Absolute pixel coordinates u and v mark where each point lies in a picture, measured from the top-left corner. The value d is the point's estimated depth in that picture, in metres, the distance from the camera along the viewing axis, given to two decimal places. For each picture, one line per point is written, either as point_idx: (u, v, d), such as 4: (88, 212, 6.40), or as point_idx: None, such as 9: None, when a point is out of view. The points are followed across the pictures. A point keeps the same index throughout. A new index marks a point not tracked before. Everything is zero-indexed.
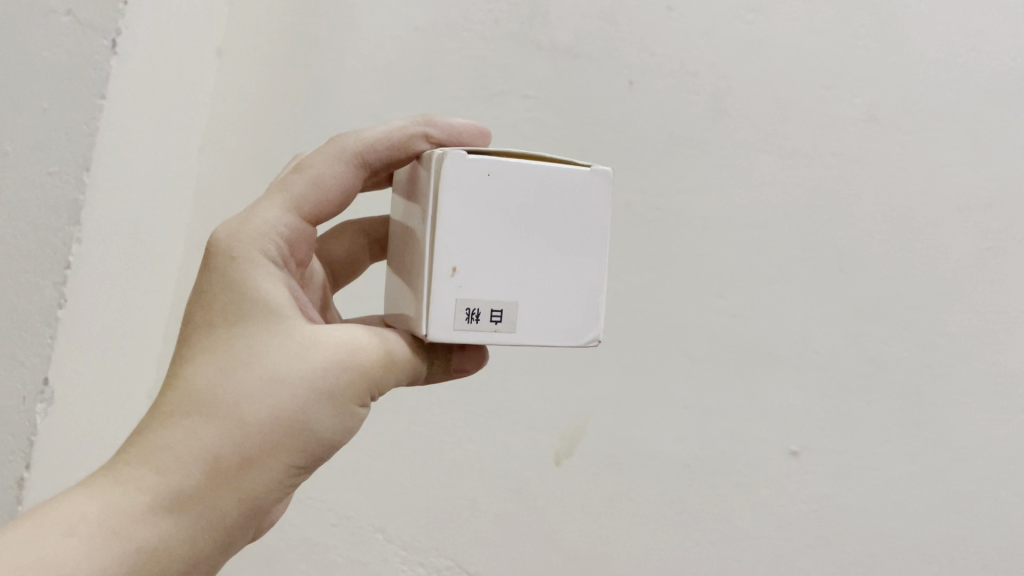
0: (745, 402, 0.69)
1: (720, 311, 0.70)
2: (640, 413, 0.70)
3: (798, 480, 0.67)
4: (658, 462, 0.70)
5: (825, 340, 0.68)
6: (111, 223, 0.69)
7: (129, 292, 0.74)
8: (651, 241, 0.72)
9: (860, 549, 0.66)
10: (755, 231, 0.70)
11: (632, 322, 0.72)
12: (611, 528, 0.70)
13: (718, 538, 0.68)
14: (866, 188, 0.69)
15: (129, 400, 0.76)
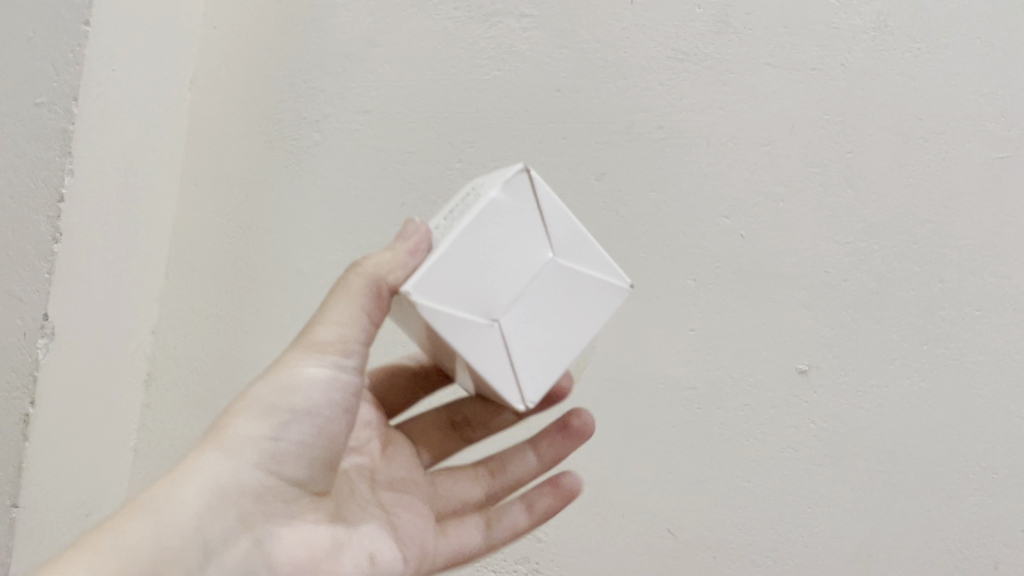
0: (752, 328, 0.68)
1: (726, 232, 0.69)
2: (646, 336, 0.69)
3: (806, 401, 0.66)
4: (664, 386, 0.69)
5: (831, 260, 0.67)
6: (105, 155, 0.67)
7: (128, 228, 0.73)
8: (654, 161, 0.71)
9: (870, 467, 0.65)
10: (761, 147, 0.69)
11: (637, 243, 0.70)
12: (618, 453, 0.69)
13: (721, 461, 0.67)
14: (876, 100, 0.67)
15: (131, 338, 0.77)
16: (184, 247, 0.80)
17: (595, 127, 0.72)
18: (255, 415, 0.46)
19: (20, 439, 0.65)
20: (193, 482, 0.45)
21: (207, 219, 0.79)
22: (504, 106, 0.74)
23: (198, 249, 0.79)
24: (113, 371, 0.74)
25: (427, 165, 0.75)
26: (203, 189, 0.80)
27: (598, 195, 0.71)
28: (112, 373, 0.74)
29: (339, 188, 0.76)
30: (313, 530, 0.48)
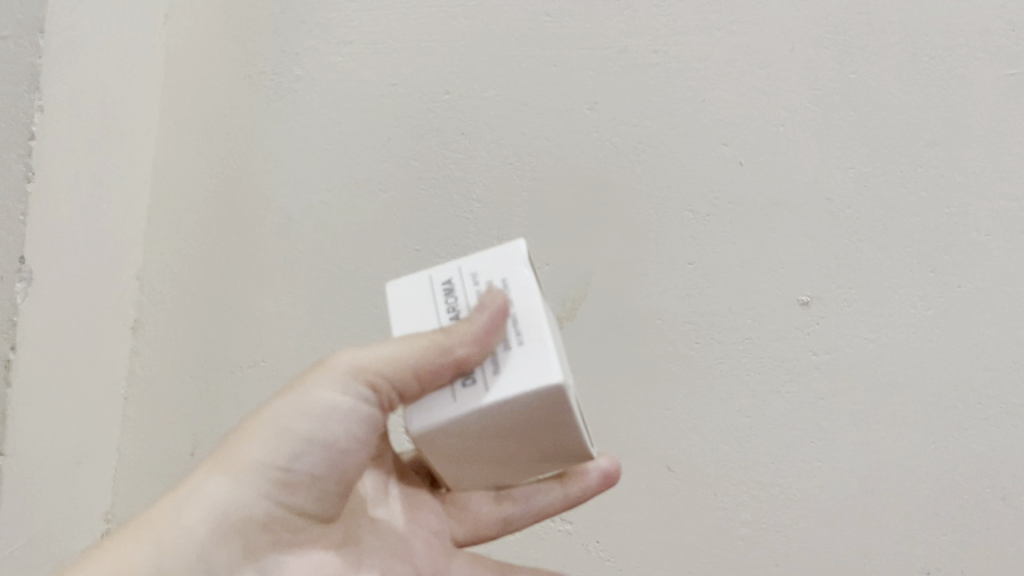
0: (715, 278, 0.78)
1: (727, 164, 0.77)
2: (641, 275, 0.79)
3: (799, 326, 0.75)
4: (660, 321, 0.78)
5: (806, 173, 0.76)
6: (77, 91, 0.76)
7: (104, 171, 0.83)
8: (619, 89, 0.80)
9: (864, 407, 0.74)
10: (729, 75, 0.78)
11: (630, 175, 0.80)
12: (633, 387, 0.79)
13: (719, 403, 0.77)
14: (818, 14, 0.76)
15: (118, 277, 0.89)
16: (179, 243, 0.93)
17: (576, 60, 0.82)
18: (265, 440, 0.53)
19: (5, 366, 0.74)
20: (182, 503, 0.53)
21: (219, 218, 0.91)
22: (493, 45, 0.84)
23: (195, 183, 0.92)
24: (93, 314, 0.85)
25: (416, 117, 0.87)
26: (206, 144, 0.92)
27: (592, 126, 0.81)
28: (99, 352, 0.88)
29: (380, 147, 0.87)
30: (317, 556, 0.56)
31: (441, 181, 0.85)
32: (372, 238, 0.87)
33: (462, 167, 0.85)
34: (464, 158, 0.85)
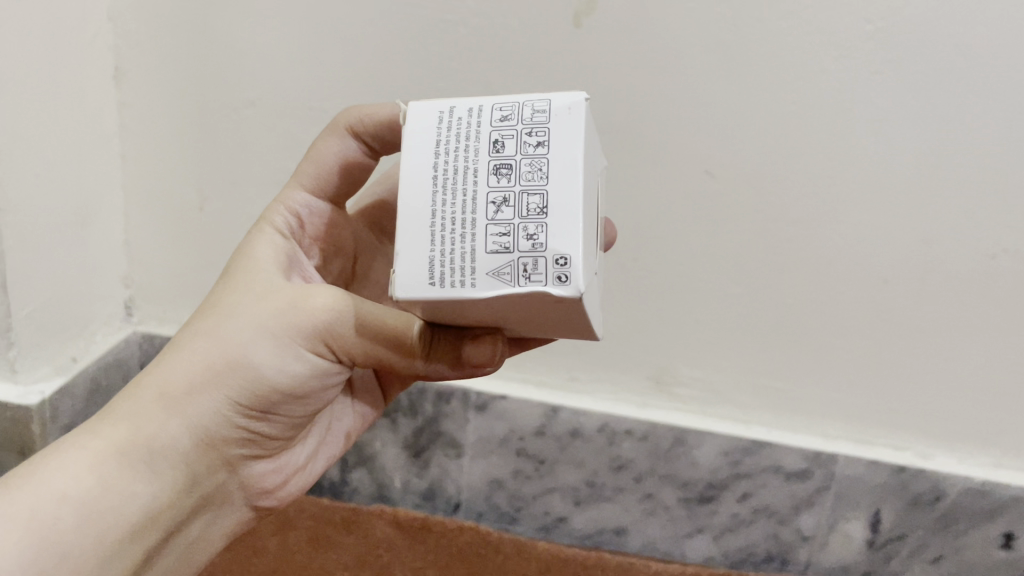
0: (825, 250, 0.59)
1: (813, 278, 0.60)
2: (665, 366, 0.65)
3: (864, 343, 0.61)
4: (670, 476, 0.66)
5: (895, 350, 0.61)
6: (33, 198, 0.58)
7: (86, 263, 0.65)
8: (689, 271, 0.62)
9: (899, 497, 0.63)
10: (839, 239, 0.59)
11: (682, 271, 0.62)
12: (633, 464, 0.67)
13: (731, 496, 0.66)
14: (981, 141, 0.55)
15: (115, 367, 0.68)
16: (188, 131, 0.64)
17: (655, 104, 0.58)
18: (177, 377, 0.39)
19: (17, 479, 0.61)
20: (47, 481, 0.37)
21: (263, 148, 0.64)
22: (545, 52, 0.57)
23: (180, 238, 0.68)
24: (101, 404, 0.67)
25: None
26: (158, 115, 0.65)
27: (653, 194, 0.60)
28: (79, 305, 0.65)
29: None
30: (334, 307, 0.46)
31: None
32: (369, 74, 0.60)
33: None
34: (648, 79, 0.57)
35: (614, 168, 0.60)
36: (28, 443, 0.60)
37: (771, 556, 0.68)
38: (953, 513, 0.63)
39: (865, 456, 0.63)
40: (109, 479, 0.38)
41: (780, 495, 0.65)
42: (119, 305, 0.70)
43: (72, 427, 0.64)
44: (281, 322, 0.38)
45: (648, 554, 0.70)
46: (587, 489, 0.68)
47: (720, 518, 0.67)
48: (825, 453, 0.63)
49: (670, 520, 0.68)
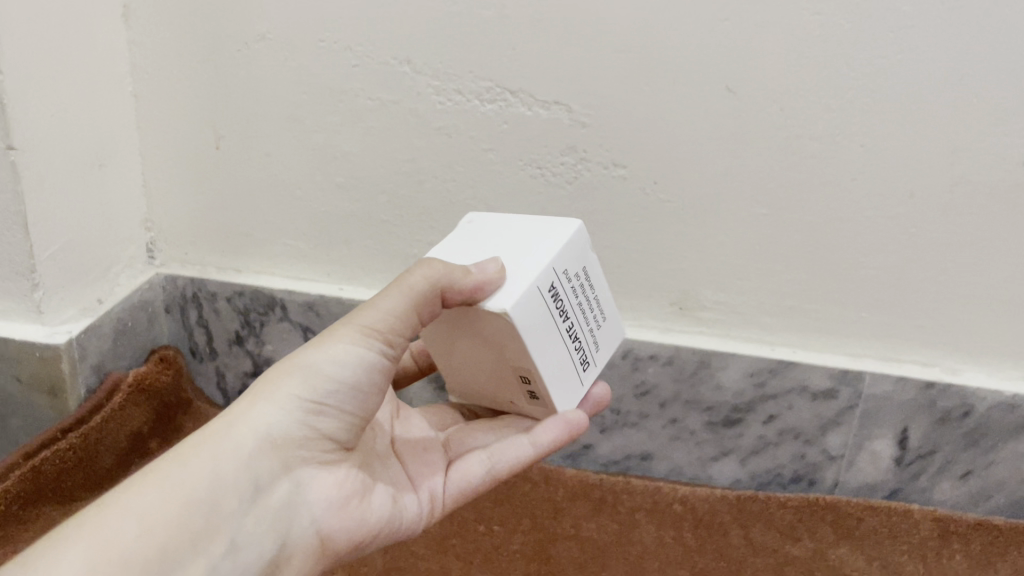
0: (849, 165, 0.58)
1: (837, 195, 0.59)
2: (688, 291, 0.65)
3: (890, 259, 0.61)
4: (696, 400, 0.66)
5: (922, 264, 0.60)
6: (48, 138, 0.58)
7: (106, 205, 0.65)
8: (711, 193, 0.61)
9: (926, 413, 0.63)
10: (864, 153, 0.58)
11: (702, 193, 0.61)
12: (659, 390, 0.67)
13: (757, 418, 0.66)
14: (1010, 43, 0.53)
15: (140, 308, 0.68)
16: (201, 69, 0.64)
17: (673, 20, 0.56)
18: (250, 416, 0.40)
19: (49, 418, 0.62)
20: (115, 517, 0.36)
21: (275, 83, 0.63)
22: None
23: (197, 178, 0.68)
24: (128, 346, 0.67)
25: (440, 105, 0.62)
26: (169, 52, 0.64)
27: (673, 114, 0.59)
28: (101, 246, 0.65)
29: (362, 112, 0.63)
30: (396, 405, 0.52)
31: (475, 63, 0.60)
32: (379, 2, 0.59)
33: (508, 86, 0.60)
34: None
35: (632, 88, 0.59)
36: (59, 382, 0.61)
37: (799, 478, 0.67)
38: (982, 428, 0.63)
39: (892, 374, 0.62)
40: (147, 519, 0.36)
41: (807, 415, 0.65)
42: (140, 248, 0.70)
43: (101, 366, 0.64)
44: (301, 371, 0.41)
45: (674, 480, 0.70)
46: (612, 416, 0.68)
47: (746, 441, 0.67)
48: (852, 371, 0.63)
49: (697, 444, 0.68)
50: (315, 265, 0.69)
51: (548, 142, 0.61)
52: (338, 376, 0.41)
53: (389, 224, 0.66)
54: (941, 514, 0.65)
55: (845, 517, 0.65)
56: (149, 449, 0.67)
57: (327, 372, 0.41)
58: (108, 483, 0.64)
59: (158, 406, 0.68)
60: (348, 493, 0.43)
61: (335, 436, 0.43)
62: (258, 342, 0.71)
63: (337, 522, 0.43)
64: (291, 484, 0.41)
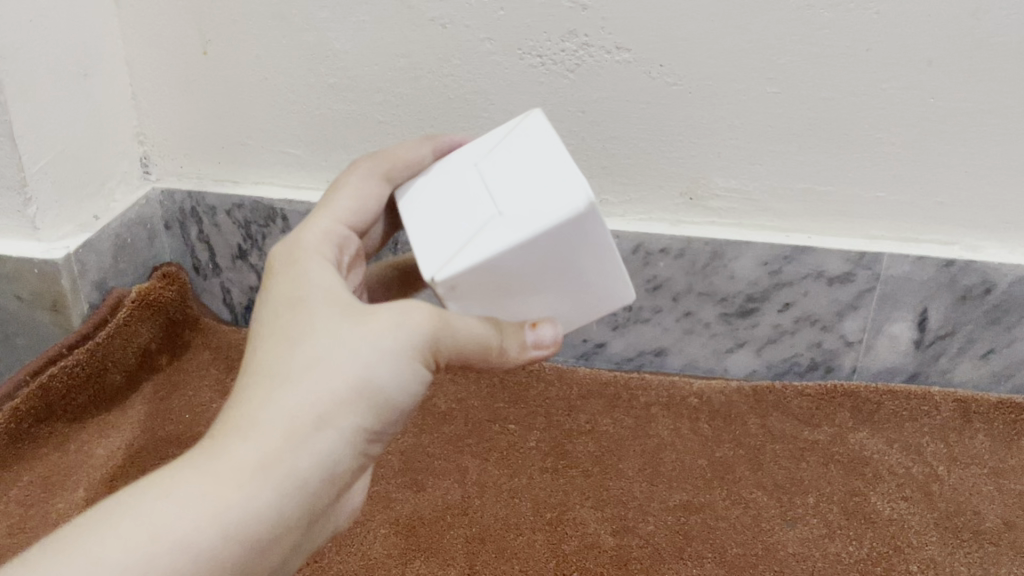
0: (864, 34, 0.55)
1: (852, 67, 0.56)
2: (698, 180, 0.63)
3: (907, 132, 0.58)
4: (709, 293, 0.65)
5: (940, 136, 0.58)
6: (29, 46, 0.56)
7: (95, 117, 0.63)
8: (719, 73, 0.58)
9: (947, 292, 0.62)
10: (880, 20, 0.54)
11: (710, 75, 0.58)
12: (671, 283, 0.65)
13: (773, 307, 0.65)
14: None
15: (139, 223, 0.67)
16: None
17: None
18: (260, 410, 0.33)
19: (55, 335, 0.62)
20: (170, 507, 0.30)
21: None
22: None
23: (185, 86, 0.66)
24: (130, 262, 0.66)
25: None
26: None
27: None
28: (93, 159, 0.63)
29: (351, 6, 0.60)
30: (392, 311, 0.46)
31: None
32: None
33: None
34: None
35: None
36: (60, 298, 0.60)
37: (816, 364, 0.67)
38: (1004, 304, 0.61)
39: (910, 253, 0.61)
40: (260, 511, 0.32)
41: (823, 301, 0.64)
42: (134, 162, 0.68)
43: (102, 283, 0.63)
44: (315, 343, 0.34)
45: (690, 373, 0.69)
46: (624, 313, 0.67)
47: (762, 330, 0.66)
48: (869, 254, 0.61)
49: (711, 336, 0.67)
50: (313, 173, 0.67)
51: (546, 26, 0.58)
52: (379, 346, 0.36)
53: (387, 125, 0.64)
54: (963, 395, 0.64)
55: (864, 402, 0.64)
56: (160, 364, 0.67)
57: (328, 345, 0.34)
58: (121, 399, 0.64)
59: (165, 322, 0.67)
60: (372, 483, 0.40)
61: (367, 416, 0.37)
62: (261, 256, 0.70)
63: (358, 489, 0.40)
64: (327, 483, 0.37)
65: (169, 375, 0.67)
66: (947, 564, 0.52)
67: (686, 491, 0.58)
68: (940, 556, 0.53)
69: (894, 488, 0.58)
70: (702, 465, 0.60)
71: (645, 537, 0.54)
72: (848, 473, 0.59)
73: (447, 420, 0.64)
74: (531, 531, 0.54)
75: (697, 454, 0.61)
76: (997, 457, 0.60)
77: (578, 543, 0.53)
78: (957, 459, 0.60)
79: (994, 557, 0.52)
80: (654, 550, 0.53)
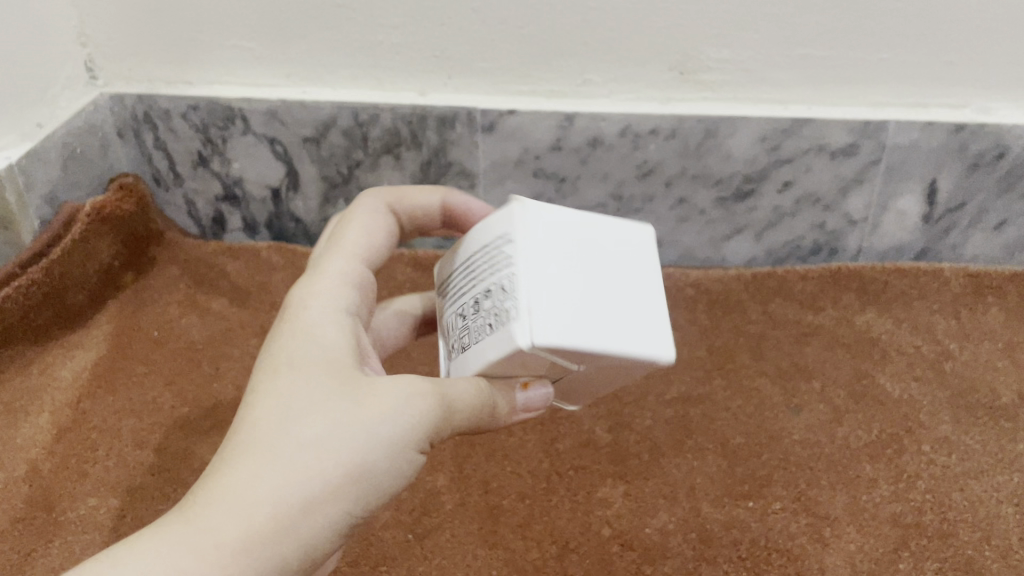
0: None
1: None
2: (691, 52, 0.57)
3: None
4: (704, 177, 0.61)
5: None
6: None
7: (28, 18, 0.57)
8: None
9: (957, 163, 0.58)
10: None
11: None
12: (664, 168, 0.61)
13: (772, 188, 0.61)
14: None
15: (91, 131, 0.62)
16: None
17: None
18: (234, 484, 0.28)
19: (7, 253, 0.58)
20: None
21: None
22: None
23: None
24: (84, 174, 0.62)
25: None
26: None
27: None
28: (30, 63, 0.58)
29: None
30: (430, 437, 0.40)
31: None
32: None
33: None
34: None
35: None
36: (7, 214, 0.56)
37: (819, 247, 0.63)
38: (1019, 170, 0.57)
39: (918, 119, 0.56)
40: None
41: (825, 178, 0.60)
42: (77, 65, 0.63)
43: (53, 195, 0.59)
44: (308, 421, 0.29)
45: (686, 264, 0.66)
46: (615, 203, 0.63)
47: (761, 213, 0.62)
48: (874, 122, 0.57)
49: (707, 223, 0.63)
50: (270, 65, 0.62)
51: None
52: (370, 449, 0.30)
53: (346, 9, 0.58)
54: (974, 269, 0.61)
55: (870, 283, 0.61)
56: (125, 281, 0.63)
57: (338, 418, 0.30)
58: (86, 318, 0.60)
59: (126, 237, 0.64)
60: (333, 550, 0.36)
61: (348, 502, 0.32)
62: (224, 162, 0.65)
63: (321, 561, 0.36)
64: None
65: (136, 292, 0.63)
66: (961, 442, 0.49)
67: (684, 383, 0.55)
68: (953, 434, 0.50)
69: (904, 368, 0.55)
70: (701, 355, 0.57)
71: (642, 432, 0.51)
72: (855, 355, 0.56)
73: None
74: (523, 431, 0.51)
75: (695, 345, 0.58)
76: (1012, 330, 0.57)
77: (572, 442, 0.50)
78: (970, 335, 0.57)
79: (1010, 432, 0.50)
80: (653, 445, 0.50)
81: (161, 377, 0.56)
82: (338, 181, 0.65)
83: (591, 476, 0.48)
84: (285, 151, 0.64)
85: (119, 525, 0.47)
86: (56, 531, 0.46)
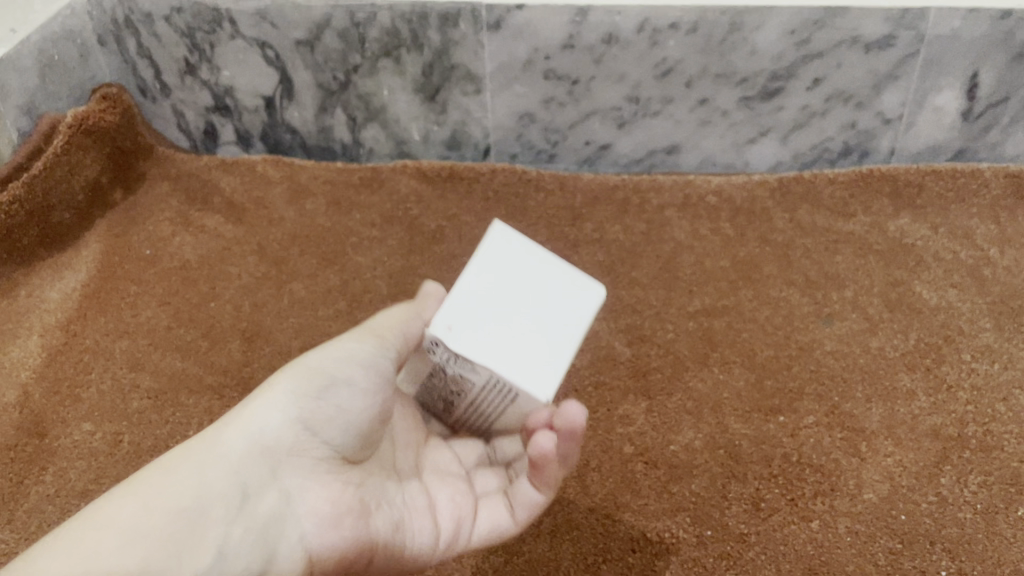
0: None
1: None
2: None
3: None
4: (727, 76, 0.56)
5: None
6: None
7: None
8: None
9: (1002, 55, 0.53)
10: None
11: None
12: (685, 67, 0.56)
13: (800, 87, 0.56)
14: None
15: (67, 38, 0.58)
16: None
17: None
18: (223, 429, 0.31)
19: None
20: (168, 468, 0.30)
21: None
22: None
23: None
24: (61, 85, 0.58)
25: None
26: None
27: None
28: None
29: None
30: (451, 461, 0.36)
31: None
32: None
33: None
34: None
35: None
36: None
37: (849, 149, 0.60)
38: None
39: (961, 6, 0.52)
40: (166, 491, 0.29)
41: (858, 74, 0.55)
42: None
43: (30, 106, 0.56)
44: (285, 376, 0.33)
45: (707, 171, 0.62)
46: (631, 107, 0.59)
47: (788, 113, 0.58)
48: (913, 11, 0.52)
49: (730, 126, 0.59)
50: None
51: None
52: (336, 374, 0.33)
53: None
54: (1016, 169, 0.57)
55: (904, 186, 0.57)
56: (114, 200, 0.60)
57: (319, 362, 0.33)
58: (74, 238, 0.57)
59: (113, 151, 0.59)
60: (342, 511, 0.32)
61: (339, 446, 0.33)
62: (213, 69, 0.61)
63: (331, 540, 0.32)
64: (277, 494, 0.31)
65: (125, 211, 0.59)
66: (1003, 351, 0.47)
67: (708, 294, 0.52)
68: (995, 343, 0.47)
69: (941, 275, 0.51)
70: (725, 267, 0.53)
71: (663, 346, 0.48)
72: (888, 262, 0.52)
73: (438, 239, 0.57)
74: None
75: (718, 256, 0.54)
76: None
77: (590, 358, 0.48)
78: (1011, 239, 0.54)
79: None
80: (675, 360, 0.47)
81: (153, 297, 0.54)
82: (335, 88, 0.61)
83: (611, 393, 0.46)
84: (277, 57, 0.59)
85: (115, 451, 0.45)
86: (50, 458, 0.45)
